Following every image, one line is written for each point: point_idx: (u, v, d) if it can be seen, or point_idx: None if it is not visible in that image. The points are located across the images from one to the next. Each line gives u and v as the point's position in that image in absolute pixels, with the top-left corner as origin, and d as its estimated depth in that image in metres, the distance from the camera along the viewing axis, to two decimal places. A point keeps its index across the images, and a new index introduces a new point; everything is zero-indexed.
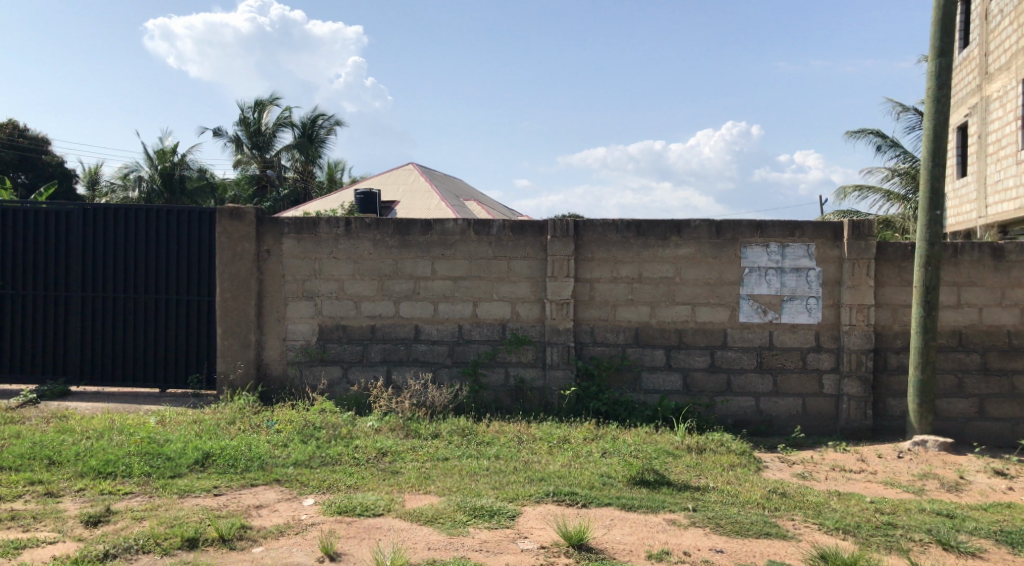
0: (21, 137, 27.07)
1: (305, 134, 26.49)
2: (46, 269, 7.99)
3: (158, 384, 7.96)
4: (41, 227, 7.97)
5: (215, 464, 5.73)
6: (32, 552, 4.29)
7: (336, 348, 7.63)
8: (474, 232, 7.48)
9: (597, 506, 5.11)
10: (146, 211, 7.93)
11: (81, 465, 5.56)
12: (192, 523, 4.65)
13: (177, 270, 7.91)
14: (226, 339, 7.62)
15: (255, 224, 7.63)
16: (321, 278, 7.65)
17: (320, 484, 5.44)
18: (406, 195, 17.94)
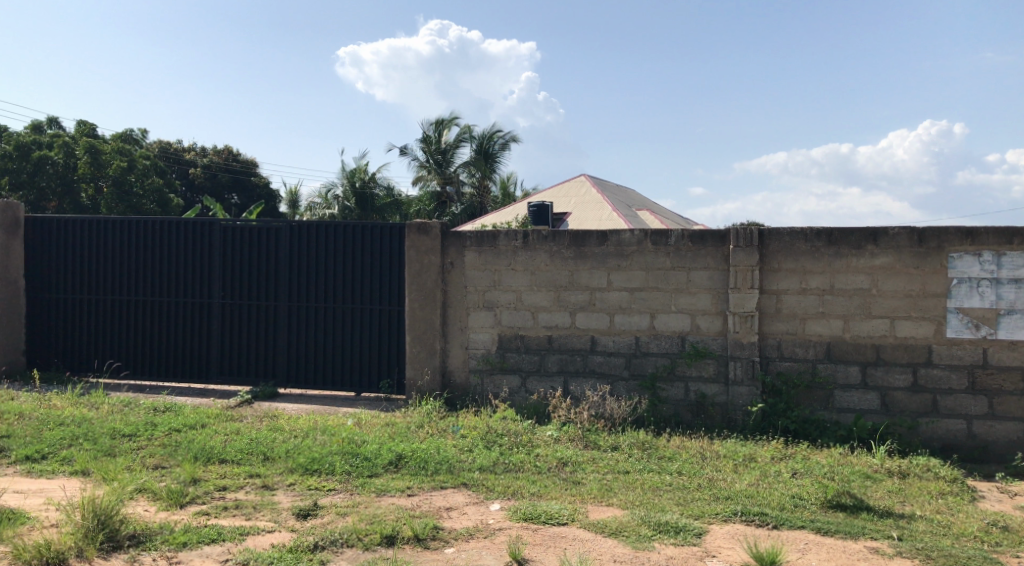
0: (236, 162, 30.00)
1: (482, 150, 27.38)
2: (257, 281, 8.77)
3: (352, 387, 8.53)
4: (253, 243, 8.78)
5: (408, 465, 6.04)
6: (254, 538, 4.73)
7: (516, 357, 7.82)
8: (652, 242, 7.42)
9: (790, 529, 4.90)
10: (342, 227, 8.53)
11: (291, 461, 6.06)
12: (390, 521, 4.93)
13: (370, 282, 8.45)
14: (414, 347, 8.02)
15: (440, 238, 7.98)
16: (500, 289, 7.87)
17: (505, 490, 5.59)
18: (579, 206, 18.10)
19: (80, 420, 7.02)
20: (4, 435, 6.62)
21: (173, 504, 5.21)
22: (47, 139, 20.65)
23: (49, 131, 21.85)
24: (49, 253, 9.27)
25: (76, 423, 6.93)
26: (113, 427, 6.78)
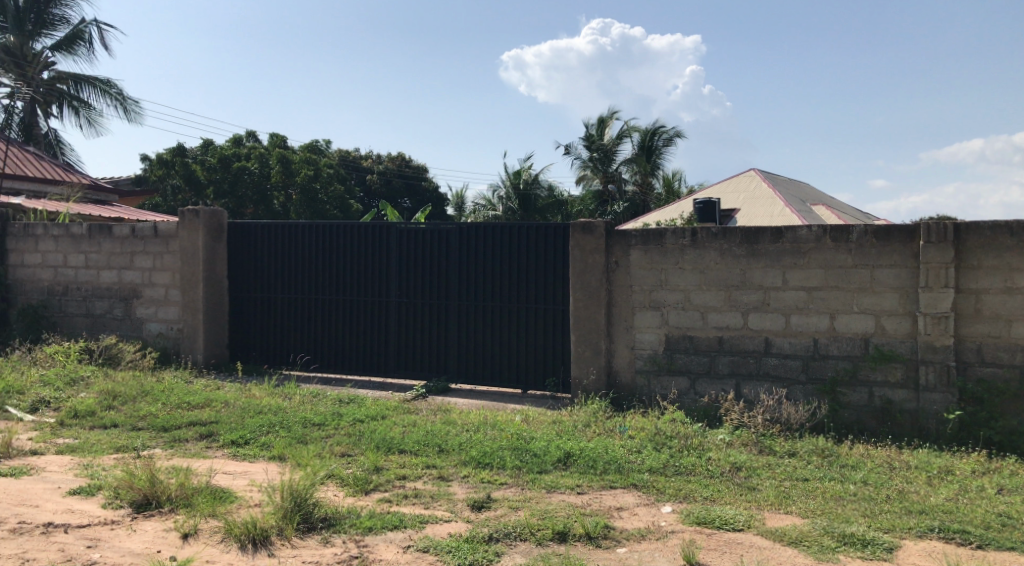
0: (408, 168, 31.44)
1: (646, 146, 27.08)
2: (429, 281, 9.15)
3: (520, 385, 8.69)
4: (426, 245, 9.16)
5: (577, 463, 6.08)
6: (433, 527, 4.93)
7: (684, 359, 7.66)
8: (831, 239, 7.04)
9: (996, 550, 4.49)
10: (509, 227, 8.71)
11: (464, 454, 6.27)
12: (562, 517, 4.99)
13: (537, 281, 8.57)
14: (580, 347, 8.06)
15: (605, 237, 7.97)
16: (668, 289, 7.75)
17: (676, 493, 5.50)
18: (747, 202, 17.49)
19: (276, 409, 7.62)
20: (213, 421, 7.30)
21: (359, 491, 5.55)
22: (246, 152, 22.64)
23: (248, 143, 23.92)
24: (247, 255, 10.13)
25: (273, 412, 7.52)
26: (304, 416, 7.30)
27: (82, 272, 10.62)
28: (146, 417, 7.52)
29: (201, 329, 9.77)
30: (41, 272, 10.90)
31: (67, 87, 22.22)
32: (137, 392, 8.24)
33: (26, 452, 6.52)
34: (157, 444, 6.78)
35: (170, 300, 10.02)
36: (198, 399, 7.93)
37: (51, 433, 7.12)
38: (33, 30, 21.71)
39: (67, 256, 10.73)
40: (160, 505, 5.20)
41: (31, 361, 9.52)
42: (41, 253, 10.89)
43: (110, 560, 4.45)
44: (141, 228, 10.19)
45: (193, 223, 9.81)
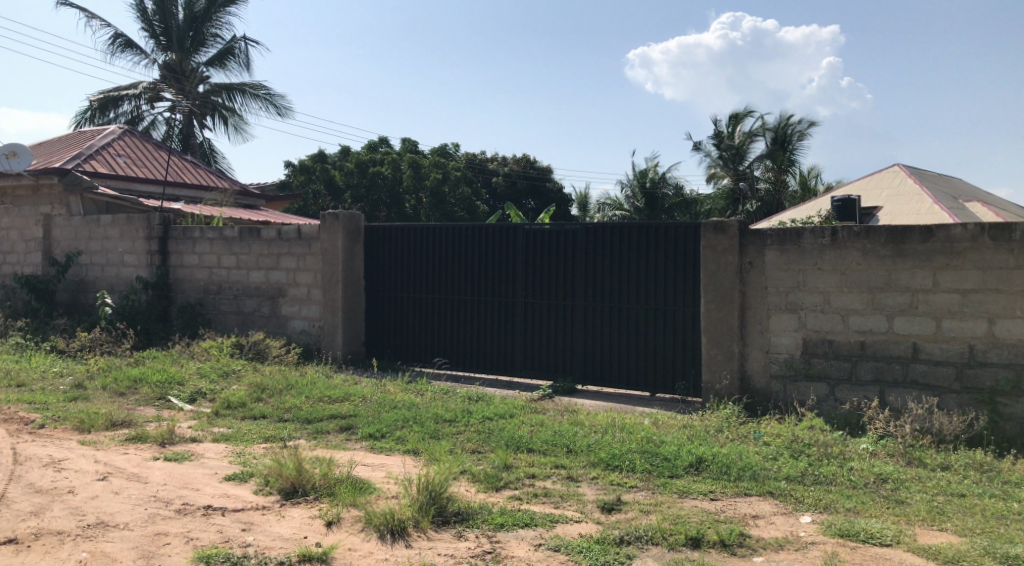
0: (533, 169, 31.64)
1: (779, 141, 26.20)
2: (557, 281, 9.18)
3: (648, 388, 8.59)
4: (553, 245, 9.20)
5: (710, 468, 5.94)
6: (564, 527, 4.95)
7: (823, 364, 7.34)
8: (989, 238, 6.56)
9: None
10: (638, 227, 8.61)
11: (593, 456, 6.25)
12: (695, 523, 4.90)
13: (667, 283, 8.44)
14: (711, 349, 7.87)
15: (738, 237, 7.74)
16: (806, 290, 7.45)
17: (817, 503, 5.27)
18: (891, 199, 16.57)
19: (410, 405, 7.87)
20: (352, 414, 7.62)
21: (490, 487, 5.64)
22: (381, 157, 23.50)
23: (382, 149, 24.80)
24: (382, 256, 10.51)
25: (406, 407, 7.78)
26: (436, 412, 7.51)
27: (233, 272, 11.35)
28: (291, 409, 7.95)
29: (339, 327, 10.22)
30: (197, 272, 11.72)
31: (221, 99, 23.81)
32: (283, 385, 8.72)
33: (186, 439, 7.05)
34: (302, 435, 7.16)
35: (312, 299, 10.54)
36: (338, 393, 8.31)
37: (208, 422, 7.66)
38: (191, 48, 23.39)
39: (220, 257, 11.49)
40: (306, 494, 5.49)
41: (190, 355, 10.26)
42: (198, 255, 11.72)
43: (262, 543, 4.74)
44: (285, 231, 10.77)
45: (333, 225, 10.27)
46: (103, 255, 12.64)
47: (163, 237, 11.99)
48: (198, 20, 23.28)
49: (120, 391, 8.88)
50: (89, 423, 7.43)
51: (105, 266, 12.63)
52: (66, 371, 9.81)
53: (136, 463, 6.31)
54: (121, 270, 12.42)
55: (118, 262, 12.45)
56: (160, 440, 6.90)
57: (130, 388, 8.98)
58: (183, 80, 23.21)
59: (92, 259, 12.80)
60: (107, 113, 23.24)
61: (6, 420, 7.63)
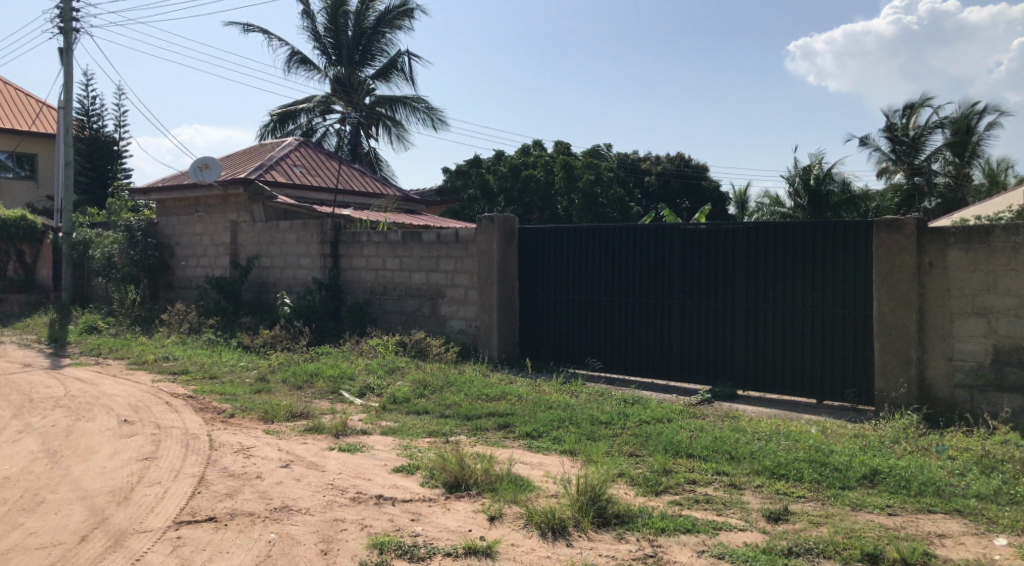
0: (688, 168, 30.88)
1: (961, 130, 24.23)
2: (715, 284, 8.94)
3: (815, 395, 8.20)
4: (711, 247, 8.97)
5: (886, 482, 5.58)
6: (727, 535, 4.81)
7: (1018, 373, 6.75)
8: None
9: None
10: (803, 227, 8.24)
11: (757, 463, 6.03)
12: (871, 538, 4.63)
13: (835, 285, 8.02)
14: (885, 355, 7.37)
15: (916, 235, 7.22)
16: (995, 293, 6.88)
17: (1012, 525, 4.83)
18: None
19: (567, 406, 7.93)
20: (510, 413, 7.77)
21: (650, 491, 5.58)
22: (534, 160, 23.70)
23: (535, 152, 25.05)
24: (535, 259, 10.62)
25: (563, 408, 7.83)
26: (593, 414, 7.51)
27: (397, 274, 11.86)
28: (452, 406, 8.21)
29: (495, 328, 10.44)
30: (365, 274, 12.36)
31: (385, 110, 25.00)
32: (444, 382, 9.02)
33: (358, 431, 7.46)
34: (462, 431, 7.39)
35: (470, 299, 10.85)
36: (495, 392, 8.50)
37: (376, 416, 8.06)
38: (359, 62, 24.72)
39: (386, 260, 12.05)
40: (469, 488, 5.66)
41: (359, 352, 10.85)
42: (365, 258, 12.34)
43: (431, 533, 4.93)
44: (444, 234, 11.15)
45: (489, 228, 10.52)
46: (282, 258, 13.59)
47: (334, 241, 12.74)
48: (367, 36, 24.56)
49: (298, 385, 9.52)
50: (272, 413, 8.02)
51: (283, 269, 13.58)
52: (251, 365, 10.64)
53: (313, 452, 6.76)
54: (298, 272, 13.31)
55: (295, 265, 13.36)
56: (334, 432, 7.34)
57: (307, 382, 9.61)
58: (352, 93, 24.48)
59: (272, 262, 13.80)
60: (285, 125, 25.02)
61: (202, 409, 8.38)
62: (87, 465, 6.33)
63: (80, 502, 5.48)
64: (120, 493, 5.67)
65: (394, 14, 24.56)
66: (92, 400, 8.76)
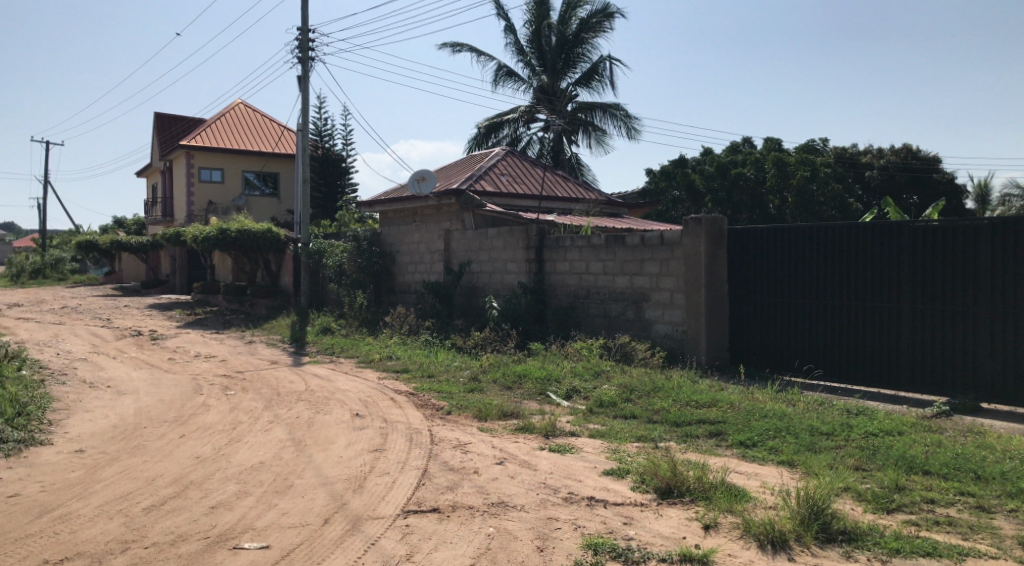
0: (916, 160, 28.31)
1: None
2: (952, 285, 8.17)
3: None
4: (947, 245, 8.22)
5: None
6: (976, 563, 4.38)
7: None
8: None
9: None
10: None
11: (1010, 486, 5.41)
12: None
13: None
14: None
15: None
16: None
17: None
18: None
19: (782, 414, 7.58)
20: (721, 420, 7.56)
21: (880, 509, 5.19)
22: (743, 158, 22.72)
23: (744, 149, 24.14)
24: (744, 261, 10.24)
25: (778, 417, 7.50)
26: (812, 424, 7.11)
27: (601, 277, 11.93)
28: (660, 411, 8.13)
29: (704, 332, 10.19)
30: (568, 278, 12.54)
31: (587, 116, 25.23)
32: (651, 387, 8.95)
33: (567, 433, 7.60)
34: (672, 437, 7.29)
35: (677, 303, 10.67)
36: (705, 398, 8.29)
37: (584, 419, 8.17)
38: (561, 70, 25.12)
39: (589, 263, 12.15)
40: (681, 495, 5.57)
41: (564, 355, 11.03)
42: (569, 262, 12.52)
43: (644, 538, 4.92)
44: (649, 237, 11.07)
45: (696, 230, 10.30)
46: (490, 263, 14.12)
47: (539, 246, 13.05)
48: (569, 45, 24.93)
49: (508, 385, 9.86)
50: (485, 412, 8.37)
51: (492, 274, 14.11)
52: (465, 365, 11.16)
53: (526, 451, 6.97)
54: (505, 277, 13.77)
55: (502, 270, 13.83)
56: (545, 432, 7.53)
57: (516, 383, 9.92)
58: (555, 101, 24.99)
59: (481, 267, 14.39)
60: (490, 137, 25.98)
61: (423, 406, 8.92)
62: (327, 454, 6.95)
63: (322, 487, 6.03)
64: (355, 480, 6.18)
65: (596, 21, 24.74)
66: (327, 395, 9.62)
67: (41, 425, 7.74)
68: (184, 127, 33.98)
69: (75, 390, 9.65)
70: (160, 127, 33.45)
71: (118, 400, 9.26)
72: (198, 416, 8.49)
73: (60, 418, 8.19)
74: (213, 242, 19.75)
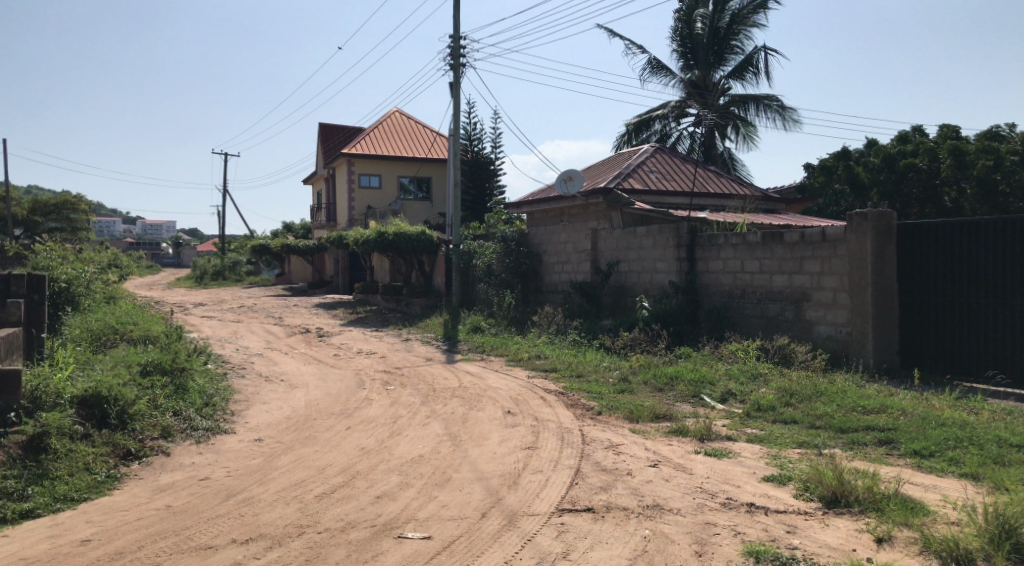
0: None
1: None
2: None
3: None
4: None
5: None
6: None
7: None
8: None
9: None
10: None
11: None
12: None
13: None
14: None
15: None
16: None
17: None
18: None
19: (962, 423, 7.02)
20: (892, 427, 7.10)
21: None
22: (912, 148, 21.16)
23: (915, 138, 22.56)
24: (915, 259, 9.56)
25: (958, 426, 6.95)
26: (998, 435, 6.53)
27: (758, 277, 11.51)
28: (823, 416, 7.74)
29: (871, 334, 9.62)
30: (722, 277, 12.19)
31: (740, 109, 24.46)
32: (813, 391, 8.53)
33: (723, 437, 7.40)
34: (837, 444, 6.92)
35: (841, 303, 10.13)
36: (874, 404, 7.81)
37: (741, 423, 7.91)
38: (714, 63, 24.50)
39: (744, 262, 11.76)
40: (850, 505, 5.29)
41: (718, 357, 10.73)
42: (723, 261, 12.17)
43: (810, 548, 4.71)
44: (809, 234, 10.58)
45: (861, 226, 9.74)
46: (639, 263, 13.97)
47: (691, 244, 12.77)
48: (721, 36, 24.21)
49: (659, 387, 9.72)
50: (637, 414, 8.30)
51: (641, 273, 13.95)
52: (615, 366, 11.10)
53: (680, 454, 6.83)
54: (655, 276, 13.57)
55: (652, 269, 13.64)
56: (699, 436, 7.36)
57: (668, 385, 9.75)
58: (706, 95, 24.39)
59: (630, 266, 14.26)
60: (641, 133, 25.70)
61: (573, 405, 8.96)
62: (482, 449, 7.13)
63: (479, 482, 6.19)
64: (510, 477, 6.29)
65: (749, 9, 23.75)
66: (480, 392, 9.86)
67: (225, 414, 8.41)
68: (345, 136, 35.85)
69: (253, 383, 10.42)
70: (324, 136, 35.60)
71: (290, 393, 9.92)
72: (362, 410, 8.94)
73: (240, 409, 8.87)
74: (372, 244, 20.71)
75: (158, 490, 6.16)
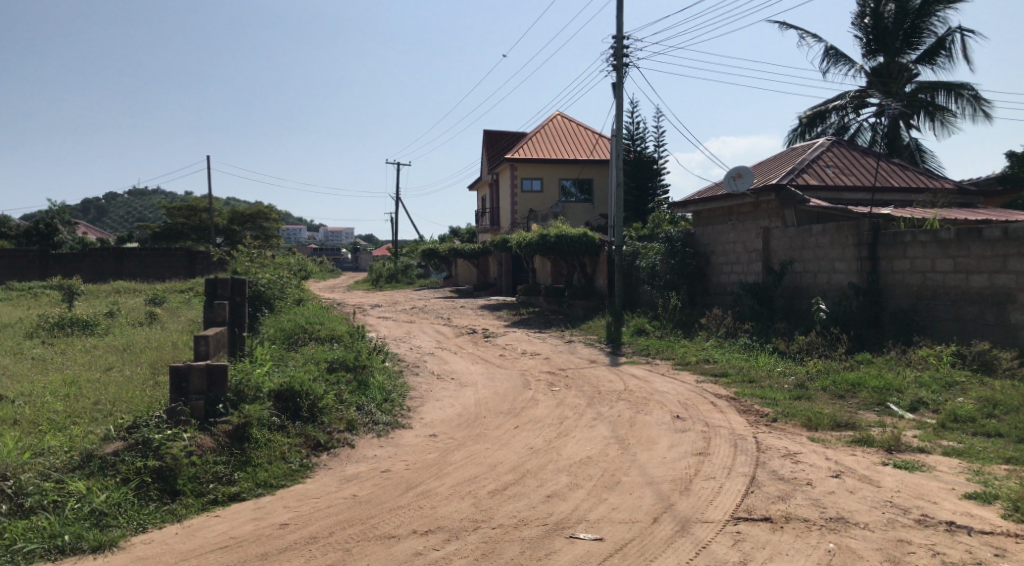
0: None
1: None
2: None
3: None
4: None
5: None
6: None
7: None
8: None
9: None
10: None
11: None
12: None
13: None
14: None
15: None
16: None
17: None
18: None
19: None
20: None
21: None
22: None
23: None
24: None
25: None
26: None
27: (952, 276, 10.61)
28: None
29: None
30: (909, 277, 11.33)
31: (929, 96, 22.65)
32: (1020, 401, 7.74)
33: (914, 448, 6.88)
34: None
35: None
36: None
37: (935, 434, 7.33)
38: (900, 48, 22.92)
39: (935, 261, 10.88)
40: None
41: (907, 363, 9.99)
42: (910, 259, 11.31)
43: None
44: (1015, 229, 9.64)
45: None
46: (815, 262, 13.27)
47: (873, 242, 11.97)
48: (909, 19, 22.49)
49: (840, 394, 9.18)
50: (816, 422, 7.88)
51: (817, 273, 13.24)
52: (790, 371, 10.60)
53: (865, 465, 6.42)
54: (833, 277, 12.84)
55: (830, 269, 12.91)
56: (887, 446, 6.89)
57: (850, 392, 9.19)
58: (890, 82, 22.82)
59: (805, 266, 13.58)
60: (816, 126, 24.45)
61: (746, 411, 8.64)
62: (652, 453, 7.04)
63: (649, 486, 6.11)
64: (681, 482, 6.17)
65: None
66: (647, 396, 9.73)
67: (403, 410, 8.83)
68: (509, 142, 36.59)
69: (426, 381, 10.86)
70: (489, 142, 36.57)
71: (460, 391, 10.26)
72: (529, 409, 9.08)
73: (416, 405, 9.28)
74: (536, 247, 21.00)
75: (345, 479, 6.56)
